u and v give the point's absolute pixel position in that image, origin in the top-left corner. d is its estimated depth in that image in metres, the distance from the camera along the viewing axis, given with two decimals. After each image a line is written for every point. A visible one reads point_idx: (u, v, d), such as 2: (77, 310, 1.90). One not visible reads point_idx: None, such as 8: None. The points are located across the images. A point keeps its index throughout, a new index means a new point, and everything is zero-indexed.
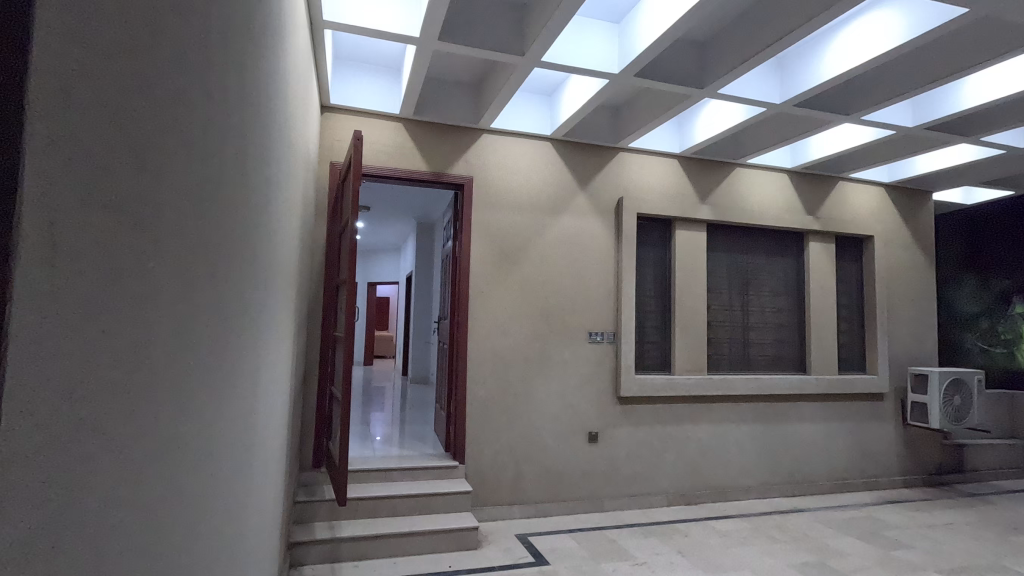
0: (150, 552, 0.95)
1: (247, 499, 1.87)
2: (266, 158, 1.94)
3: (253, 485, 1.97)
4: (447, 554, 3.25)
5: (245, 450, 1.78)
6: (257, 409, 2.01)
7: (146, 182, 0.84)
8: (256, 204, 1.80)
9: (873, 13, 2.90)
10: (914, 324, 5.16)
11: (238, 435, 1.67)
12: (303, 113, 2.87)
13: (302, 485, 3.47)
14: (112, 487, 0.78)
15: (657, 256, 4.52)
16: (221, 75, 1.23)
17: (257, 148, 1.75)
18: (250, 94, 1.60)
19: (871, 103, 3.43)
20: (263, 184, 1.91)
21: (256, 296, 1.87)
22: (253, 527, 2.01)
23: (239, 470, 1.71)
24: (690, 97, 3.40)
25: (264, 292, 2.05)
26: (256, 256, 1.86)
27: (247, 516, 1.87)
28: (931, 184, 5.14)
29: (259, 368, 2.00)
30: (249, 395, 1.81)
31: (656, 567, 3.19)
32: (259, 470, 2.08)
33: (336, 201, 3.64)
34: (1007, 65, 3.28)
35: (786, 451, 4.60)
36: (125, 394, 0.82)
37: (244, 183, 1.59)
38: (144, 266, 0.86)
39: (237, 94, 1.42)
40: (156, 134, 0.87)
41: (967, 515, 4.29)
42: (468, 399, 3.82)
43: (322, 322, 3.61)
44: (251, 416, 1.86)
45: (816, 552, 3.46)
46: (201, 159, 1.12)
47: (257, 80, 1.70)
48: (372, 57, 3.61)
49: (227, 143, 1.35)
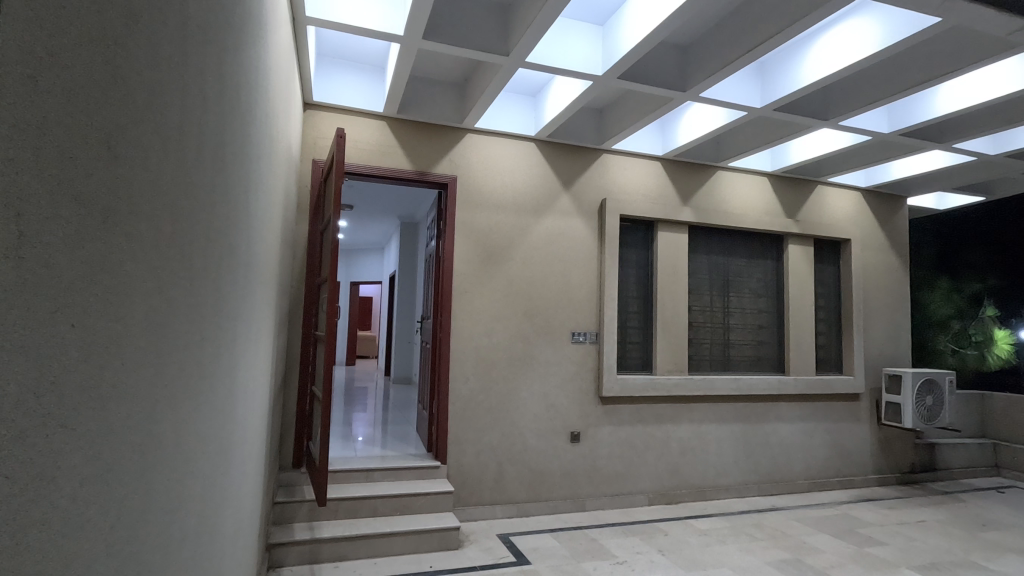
0: (122, 549, 0.93)
1: (223, 498, 1.85)
2: (245, 153, 1.92)
3: (230, 485, 1.95)
4: (429, 553, 3.24)
5: (221, 449, 1.76)
6: (235, 407, 1.98)
7: (119, 175, 0.83)
8: (235, 201, 1.78)
9: (851, 21, 2.96)
10: (889, 326, 5.27)
11: (214, 433, 1.65)
12: (284, 109, 2.85)
13: (282, 485, 3.44)
14: (82, 485, 0.77)
15: (640, 257, 4.55)
16: (198, 68, 1.22)
17: (236, 143, 1.73)
18: (229, 90, 1.58)
19: (847, 109, 3.50)
20: (243, 179, 1.90)
21: (234, 293, 1.85)
22: (230, 528, 1.99)
23: (215, 469, 1.68)
24: (672, 100, 3.43)
25: (243, 289, 2.03)
26: (235, 253, 1.84)
27: (223, 517, 1.85)
28: (906, 189, 5.25)
29: (238, 367, 1.98)
30: (226, 393, 1.79)
31: (636, 565, 3.22)
32: (236, 470, 2.06)
33: (319, 199, 3.61)
34: (979, 74, 3.36)
35: (765, 450, 4.66)
36: (96, 389, 0.81)
37: (223, 179, 1.57)
38: (116, 260, 0.85)
39: (216, 89, 1.40)
40: (129, 128, 0.86)
41: (939, 513, 4.39)
42: (450, 399, 3.81)
43: (303, 321, 3.58)
44: (228, 414, 1.85)
45: (792, 550, 3.51)
46: (176, 153, 1.11)
47: (237, 72, 1.68)
48: (357, 55, 3.59)
49: (205, 138, 1.33)
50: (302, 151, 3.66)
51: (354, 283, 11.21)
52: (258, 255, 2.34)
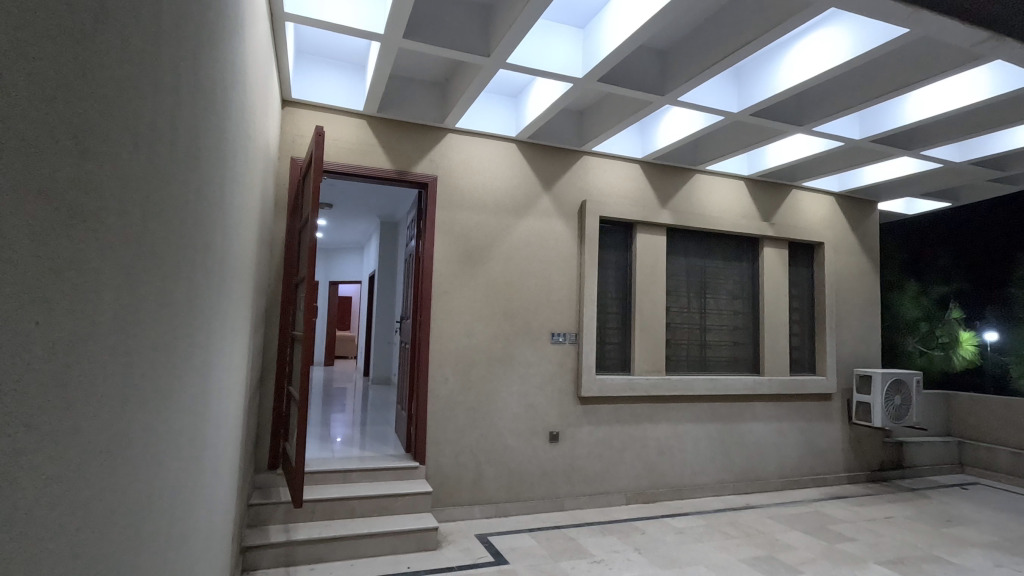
0: (88, 550, 0.92)
1: (196, 500, 1.82)
2: (221, 151, 1.90)
3: (202, 487, 1.92)
4: (407, 554, 3.23)
5: (194, 450, 1.73)
6: (209, 407, 1.95)
7: (86, 169, 0.81)
8: (209, 200, 1.75)
9: (823, 30, 3.03)
10: (860, 328, 5.39)
11: (186, 433, 1.62)
12: (262, 106, 2.82)
13: (257, 487, 3.40)
14: (46, 486, 0.76)
15: (619, 259, 4.59)
16: (171, 65, 1.20)
17: (211, 142, 1.71)
18: (204, 87, 1.56)
19: (820, 116, 3.58)
20: (218, 176, 1.87)
21: (208, 293, 1.83)
22: (203, 530, 1.96)
23: (187, 470, 1.66)
24: (651, 103, 3.48)
25: (218, 287, 2.00)
26: (210, 253, 1.82)
27: (195, 520, 1.82)
28: (877, 194, 5.38)
29: (211, 368, 1.95)
30: (199, 394, 1.77)
31: (613, 564, 3.25)
32: (209, 470, 2.03)
33: (297, 196, 3.58)
34: (947, 83, 3.47)
35: (740, 450, 4.74)
36: (60, 387, 0.79)
37: (196, 177, 1.55)
38: (83, 257, 0.83)
39: (189, 86, 1.38)
40: (98, 122, 0.84)
41: (906, 509, 4.51)
42: (429, 400, 3.80)
43: (280, 321, 3.54)
44: (201, 414, 1.82)
45: (765, 547, 3.58)
46: (147, 150, 1.09)
47: (212, 67, 1.65)
48: (337, 53, 3.56)
49: (177, 135, 1.31)
50: (280, 148, 3.62)
51: (334, 283, 11.10)
52: (234, 255, 2.32)
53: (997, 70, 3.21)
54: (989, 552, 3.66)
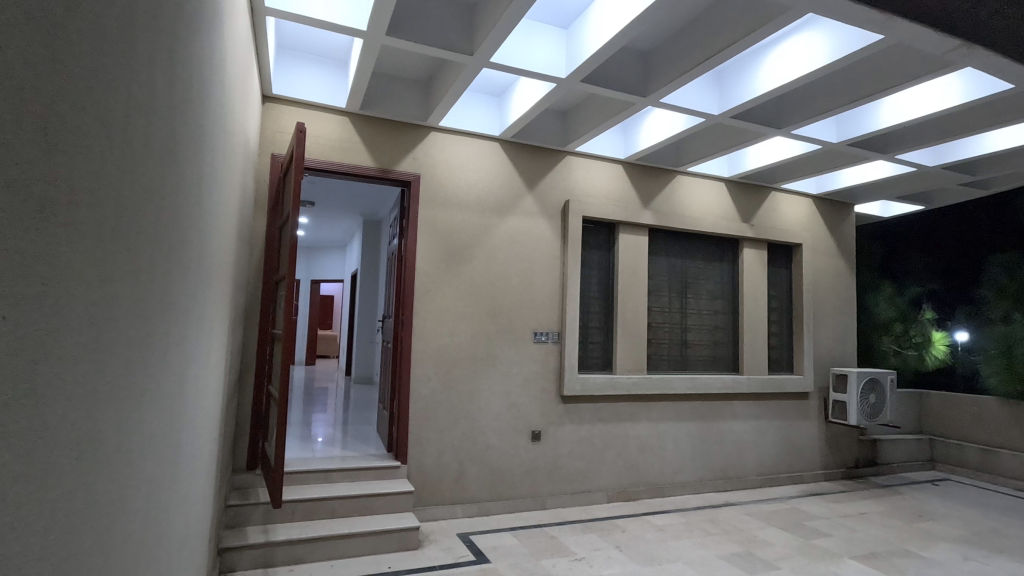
0: (57, 551, 0.90)
1: (171, 499, 1.79)
2: (199, 148, 1.87)
3: (178, 488, 1.90)
4: (388, 554, 3.22)
5: (169, 449, 1.71)
6: (185, 405, 1.93)
7: (56, 162, 0.80)
8: (186, 197, 1.73)
9: (802, 34, 3.08)
10: (836, 328, 5.50)
11: (161, 431, 1.60)
12: (242, 102, 2.78)
13: (236, 488, 3.35)
14: (13, 484, 0.75)
15: (602, 259, 4.62)
16: (146, 58, 1.18)
17: (187, 138, 1.69)
18: (181, 84, 1.54)
19: (798, 120, 3.65)
20: (196, 172, 1.85)
21: (185, 292, 1.80)
22: (178, 532, 1.93)
23: (162, 469, 1.63)
24: (634, 105, 3.51)
25: (195, 283, 1.97)
26: (186, 249, 1.79)
27: (170, 520, 1.80)
28: (853, 197, 5.49)
29: (188, 368, 1.92)
30: (175, 394, 1.74)
31: (593, 561, 3.27)
32: (185, 469, 2.00)
33: (277, 194, 3.53)
34: (920, 89, 3.55)
35: (720, 448, 4.80)
36: (28, 383, 0.78)
37: (173, 173, 1.53)
38: (53, 251, 0.82)
39: (165, 81, 1.36)
40: (70, 115, 0.83)
41: (880, 505, 4.61)
42: (411, 399, 3.79)
43: (260, 319, 3.50)
44: (177, 413, 1.80)
45: (743, 544, 3.63)
46: (121, 144, 1.07)
47: (190, 59, 1.63)
48: (318, 49, 3.53)
49: (153, 131, 1.29)
50: (260, 144, 3.57)
51: (316, 282, 10.98)
52: (212, 253, 2.29)
53: (968, 76, 3.30)
54: (958, 546, 3.75)
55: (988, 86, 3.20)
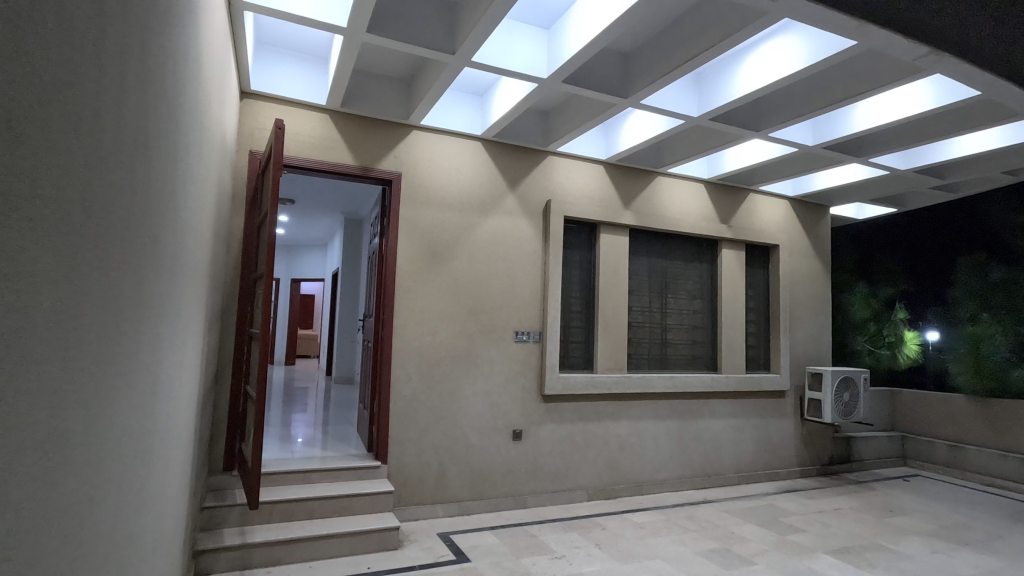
0: (21, 552, 0.88)
1: (143, 501, 1.76)
2: (172, 144, 1.84)
3: (151, 490, 1.86)
4: (368, 554, 3.20)
5: (140, 450, 1.67)
6: (158, 404, 1.89)
7: (20, 156, 0.79)
8: (159, 195, 1.70)
9: (779, 38, 3.13)
10: (812, 328, 5.61)
11: (132, 433, 1.56)
12: (219, 97, 2.74)
13: (212, 489, 3.29)
14: None
15: (583, 258, 4.64)
16: (117, 51, 1.16)
17: (161, 134, 1.66)
18: (154, 80, 1.51)
19: (775, 123, 3.71)
20: (170, 167, 1.82)
21: (157, 291, 1.77)
22: (150, 535, 1.90)
23: (133, 471, 1.60)
24: (614, 106, 3.53)
25: (169, 280, 1.94)
26: (160, 245, 1.76)
27: (142, 522, 1.77)
28: (829, 199, 5.60)
29: (161, 368, 1.89)
30: (147, 393, 1.71)
31: (574, 559, 3.30)
32: (158, 470, 1.96)
33: (256, 191, 3.49)
34: (892, 93, 3.63)
35: (698, 446, 4.87)
36: None
37: (145, 170, 1.51)
38: (16, 246, 0.80)
39: (138, 76, 1.34)
40: (34, 106, 0.82)
41: (853, 501, 4.71)
42: (392, 398, 3.76)
43: (237, 318, 3.45)
44: (150, 413, 1.77)
45: (720, 540, 3.69)
46: (90, 138, 1.05)
47: (164, 52, 1.61)
48: (298, 45, 3.49)
49: (124, 125, 1.27)
50: (238, 141, 3.52)
51: (296, 281, 10.83)
52: (187, 250, 2.25)
53: (938, 83, 3.39)
54: (926, 540, 3.86)
55: (957, 93, 3.29)
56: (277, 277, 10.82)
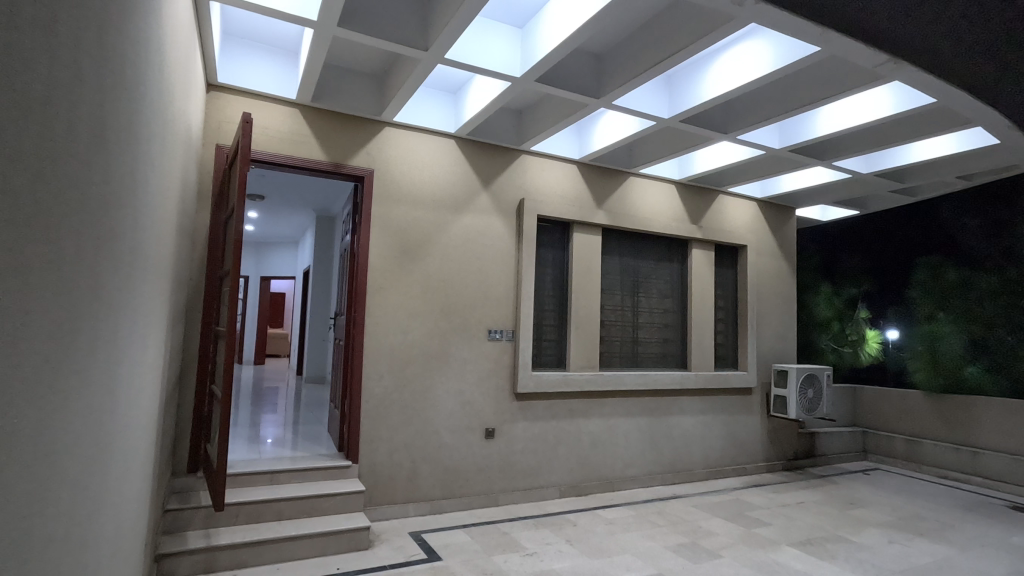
0: None
1: (100, 505, 1.70)
2: (132, 136, 1.79)
3: (108, 493, 1.80)
4: (338, 555, 3.17)
5: (96, 453, 1.61)
6: (116, 406, 1.83)
7: None
8: (118, 187, 1.65)
9: (746, 43, 3.20)
10: (778, 326, 5.75)
11: (87, 434, 1.51)
12: (183, 88, 2.67)
13: (175, 492, 3.20)
14: None
15: (556, 257, 4.67)
16: (71, 39, 1.13)
17: (119, 125, 1.61)
18: (112, 69, 1.47)
19: (742, 125, 3.79)
20: (129, 159, 1.76)
21: (116, 287, 1.71)
22: (108, 540, 1.83)
23: (89, 474, 1.54)
24: (587, 106, 3.55)
25: (127, 277, 1.87)
26: (118, 240, 1.71)
27: (99, 526, 1.71)
28: (794, 201, 5.74)
29: (119, 368, 1.83)
30: (104, 393, 1.66)
31: (545, 555, 3.32)
32: (117, 473, 1.90)
33: (222, 187, 3.41)
34: (854, 99, 3.75)
35: (668, 442, 4.95)
36: None
37: (102, 161, 1.46)
38: None
39: (94, 64, 1.30)
40: None
41: (816, 494, 4.85)
42: (364, 397, 3.72)
43: (202, 316, 3.36)
44: (107, 414, 1.71)
45: (689, 534, 3.76)
46: (39, 125, 1.01)
47: (123, 39, 1.55)
48: (267, 37, 3.41)
49: (78, 116, 1.23)
50: (204, 134, 3.43)
51: (266, 278, 10.61)
52: (149, 246, 2.19)
53: (898, 89, 3.51)
54: (884, 531, 4.01)
55: (914, 100, 3.41)
56: (246, 274, 10.58)
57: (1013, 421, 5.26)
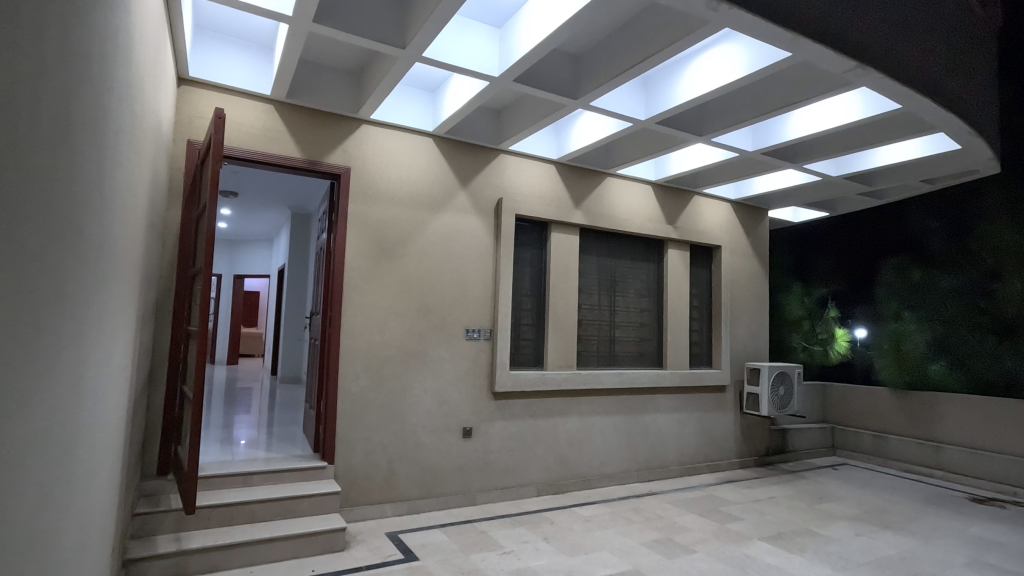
0: None
1: (65, 509, 1.65)
2: (99, 130, 1.74)
3: (73, 498, 1.75)
4: (313, 557, 3.13)
5: (61, 455, 1.57)
6: (82, 408, 1.78)
7: None
8: (83, 183, 1.61)
9: (721, 46, 3.25)
10: (751, 325, 5.86)
11: (51, 436, 1.46)
12: (153, 82, 2.60)
13: (143, 495, 3.13)
14: None
15: (534, 257, 4.69)
16: (34, 29, 1.10)
17: (85, 118, 1.56)
18: (78, 61, 1.43)
19: (716, 128, 3.85)
20: (96, 153, 1.72)
21: (81, 285, 1.67)
22: (73, 545, 1.78)
23: (53, 476, 1.50)
24: (564, 106, 3.56)
25: (94, 275, 1.82)
26: (84, 236, 1.66)
27: (64, 531, 1.66)
28: (767, 203, 5.84)
29: (85, 368, 1.78)
30: (69, 395, 1.61)
31: (522, 554, 3.33)
32: (82, 476, 1.85)
33: (194, 183, 3.34)
34: (824, 104, 3.84)
35: (644, 440, 5.01)
36: None
37: (68, 156, 1.42)
38: None
39: (58, 56, 1.26)
40: None
41: (787, 490, 4.96)
42: (340, 397, 3.68)
43: (173, 315, 3.29)
44: (72, 415, 1.67)
45: (664, 531, 3.81)
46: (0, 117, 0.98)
47: (90, 30, 1.52)
48: (240, 31, 3.36)
49: (41, 111, 1.19)
50: (175, 130, 3.36)
51: (239, 277, 10.41)
52: (116, 244, 2.13)
53: (866, 95, 3.60)
54: (852, 524, 4.12)
55: (881, 105, 3.52)
56: (218, 273, 10.38)
57: (973, 417, 5.44)
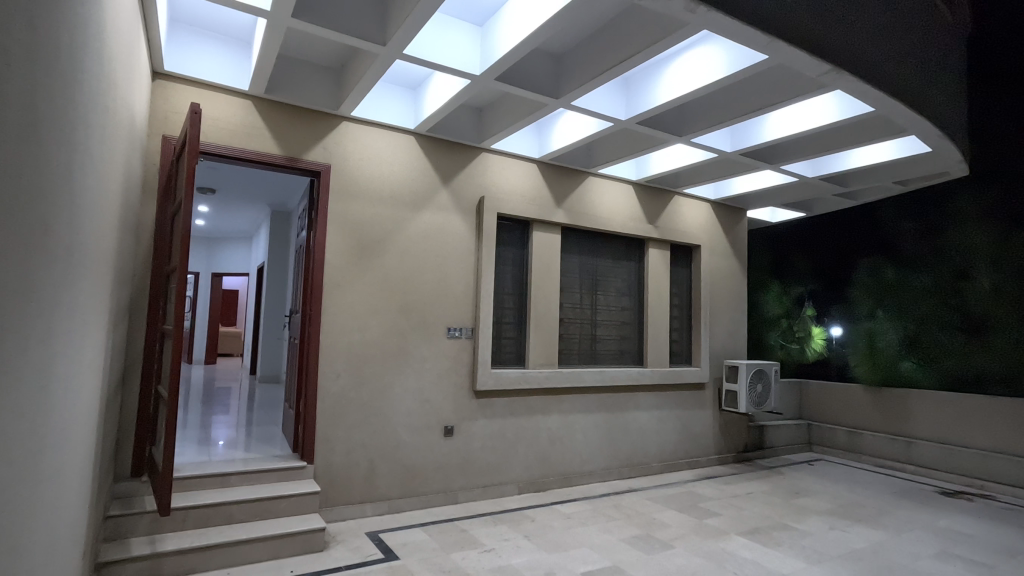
0: None
1: (33, 512, 1.61)
2: (68, 123, 1.70)
3: (42, 501, 1.70)
4: (292, 557, 3.10)
5: (29, 457, 1.53)
6: (50, 409, 1.73)
7: None
8: (51, 179, 1.56)
9: (700, 48, 3.29)
10: (729, 324, 5.95)
11: (18, 437, 1.42)
12: (125, 76, 2.54)
13: (116, 497, 3.07)
14: None
15: (516, 255, 4.69)
16: None
17: (53, 111, 1.52)
18: (45, 52, 1.39)
19: (695, 128, 3.89)
20: (64, 147, 1.67)
21: (49, 284, 1.62)
22: (42, 550, 1.74)
23: (20, 478, 1.46)
24: (546, 105, 3.57)
25: (63, 272, 1.78)
26: (52, 233, 1.61)
27: (32, 535, 1.62)
28: (745, 203, 5.93)
29: (54, 369, 1.74)
30: (37, 395, 1.57)
31: (503, 551, 3.34)
32: (51, 478, 1.80)
33: (170, 179, 3.27)
34: (800, 106, 3.91)
35: (625, 437, 5.05)
36: None
37: (34, 151, 1.38)
38: None
39: (23, 49, 1.22)
40: None
41: (763, 485, 5.04)
42: (320, 396, 3.65)
43: (147, 314, 3.22)
44: (41, 416, 1.62)
45: (643, 527, 3.85)
46: None
47: (59, 22, 1.48)
48: (217, 26, 3.30)
49: (4, 104, 1.16)
50: (150, 125, 3.29)
51: (218, 275, 10.24)
52: (87, 240, 2.08)
53: (840, 99, 3.68)
54: (826, 518, 4.21)
55: (855, 108, 3.59)
56: (196, 270, 10.20)
57: (942, 413, 5.59)
